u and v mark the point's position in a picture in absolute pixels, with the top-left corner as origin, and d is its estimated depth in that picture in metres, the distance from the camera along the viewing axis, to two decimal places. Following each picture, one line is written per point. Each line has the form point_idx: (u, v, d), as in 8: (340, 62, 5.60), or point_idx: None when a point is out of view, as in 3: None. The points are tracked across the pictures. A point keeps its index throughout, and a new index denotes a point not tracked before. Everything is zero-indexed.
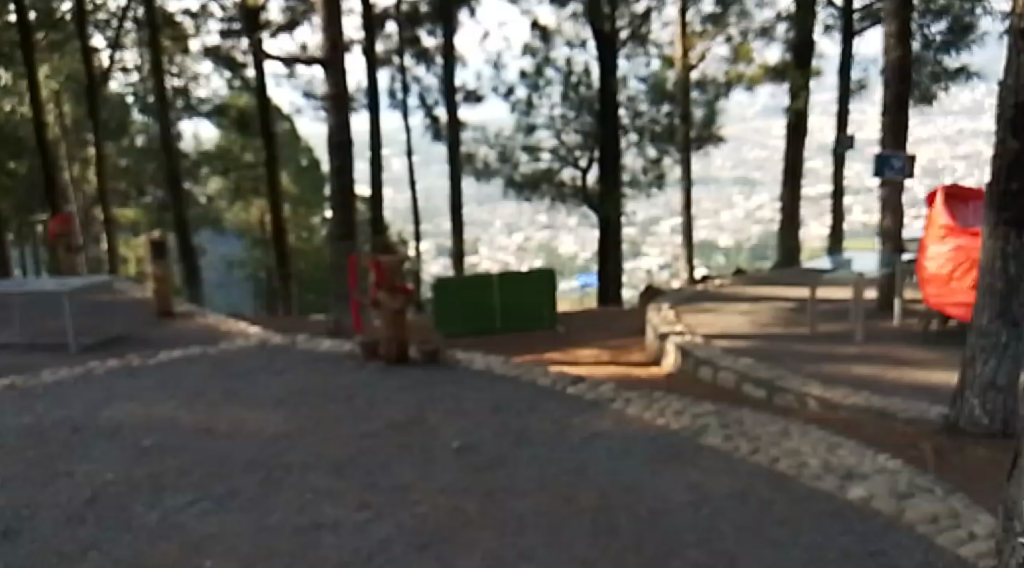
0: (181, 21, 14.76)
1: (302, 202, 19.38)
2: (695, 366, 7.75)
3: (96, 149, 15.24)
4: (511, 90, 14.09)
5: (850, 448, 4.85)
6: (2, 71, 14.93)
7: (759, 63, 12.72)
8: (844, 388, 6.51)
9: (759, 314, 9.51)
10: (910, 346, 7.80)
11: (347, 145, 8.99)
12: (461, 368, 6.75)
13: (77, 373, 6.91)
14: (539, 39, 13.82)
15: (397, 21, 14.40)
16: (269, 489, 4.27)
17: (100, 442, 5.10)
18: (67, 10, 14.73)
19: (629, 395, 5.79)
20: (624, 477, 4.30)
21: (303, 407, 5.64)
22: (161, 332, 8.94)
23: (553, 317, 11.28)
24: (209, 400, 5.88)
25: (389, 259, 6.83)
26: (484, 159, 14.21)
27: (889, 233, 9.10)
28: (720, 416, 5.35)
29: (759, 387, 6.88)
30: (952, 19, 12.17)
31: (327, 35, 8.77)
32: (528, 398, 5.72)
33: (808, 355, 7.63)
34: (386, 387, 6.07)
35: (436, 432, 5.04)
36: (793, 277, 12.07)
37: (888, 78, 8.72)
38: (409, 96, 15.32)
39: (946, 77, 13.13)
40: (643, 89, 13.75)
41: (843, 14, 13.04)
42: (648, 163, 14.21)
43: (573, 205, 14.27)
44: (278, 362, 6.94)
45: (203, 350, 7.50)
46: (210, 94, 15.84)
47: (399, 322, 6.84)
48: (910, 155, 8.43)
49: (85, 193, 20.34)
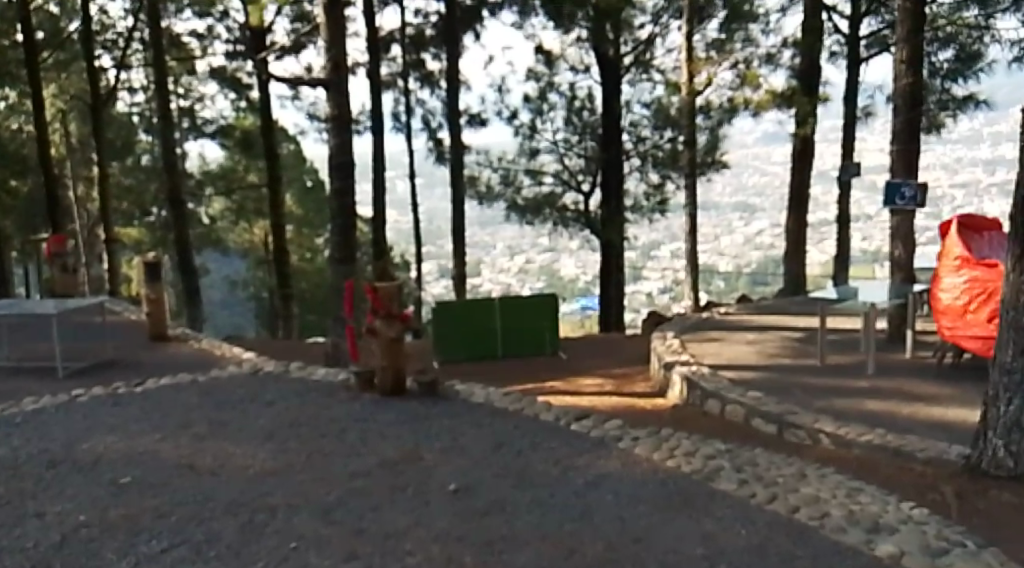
0: (188, 42, 14.55)
1: (305, 222, 19.30)
2: (701, 399, 7.44)
3: (99, 168, 14.95)
4: (514, 114, 13.71)
5: (872, 494, 4.57)
6: (9, 89, 14.73)
7: (766, 88, 12.34)
8: (858, 424, 6.23)
9: (765, 344, 9.21)
10: (922, 380, 7.54)
11: (349, 167, 8.76)
12: (458, 399, 6.48)
13: (60, 401, 6.62)
14: (543, 65, 13.54)
15: (402, 44, 14.27)
16: (251, 536, 4.00)
17: (75, 478, 4.82)
18: (75, 29, 14.55)
19: (636, 432, 5.50)
20: (633, 526, 4.03)
21: (292, 442, 5.37)
22: (152, 356, 8.65)
23: (555, 343, 10.99)
24: (193, 433, 5.60)
25: (387, 284, 6.55)
26: (486, 182, 13.50)
27: (900, 264, 8.83)
28: (732, 457, 5.08)
29: (769, 422, 6.60)
30: (960, 46, 12.00)
31: (329, 56, 8.54)
32: (529, 435, 5.45)
33: (818, 388, 7.35)
34: (382, 420, 5.80)
35: (432, 472, 4.76)
36: (799, 305, 11.80)
37: (899, 105, 8.49)
38: (412, 119, 15.09)
39: (953, 105, 12.56)
40: (647, 115, 13.48)
41: (850, 41, 12.89)
42: (650, 188, 13.73)
43: (574, 230, 13.94)
44: (269, 392, 6.65)
45: (193, 377, 7.24)
46: (215, 115, 15.71)
47: (395, 350, 6.57)
48: (922, 184, 8.21)
49: (91, 212, 20.12)
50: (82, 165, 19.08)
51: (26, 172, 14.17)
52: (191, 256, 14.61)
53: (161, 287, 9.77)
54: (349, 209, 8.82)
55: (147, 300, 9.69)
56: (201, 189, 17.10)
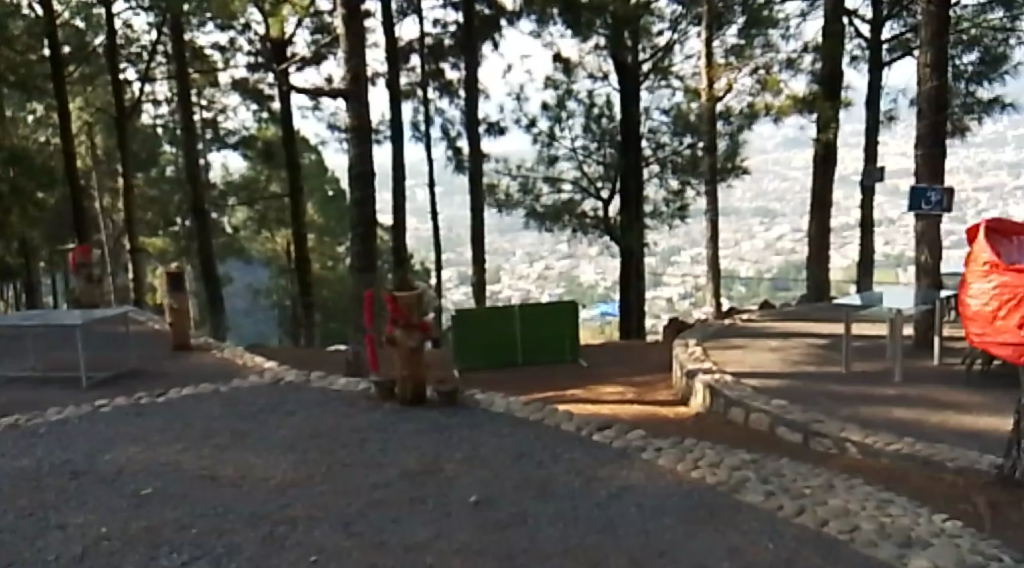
0: (210, 54, 14.56)
1: (327, 231, 19.33)
2: (725, 407, 7.34)
3: (124, 180, 14.98)
4: (532, 122, 13.62)
5: (903, 506, 4.48)
6: (36, 103, 14.81)
7: (787, 94, 11.54)
8: (886, 433, 6.13)
9: (790, 352, 9.10)
10: (951, 388, 7.42)
11: (369, 176, 8.72)
12: (480, 408, 6.42)
13: (82, 412, 6.60)
14: (562, 72, 13.45)
15: (421, 54, 14.27)
16: (272, 548, 3.95)
17: (97, 489, 4.80)
18: (100, 43, 14.61)
19: (660, 443, 5.43)
20: (658, 539, 3.95)
21: (313, 452, 5.32)
22: (175, 366, 8.64)
23: (575, 351, 10.92)
24: (214, 443, 5.56)
25: (407, 294, 6.43)
26: (506, 190, 13.42)
27: (927, 270, 8.71)
28: (758, 468, 4.99)
29: (793, 430, 6.51)
30: (984, 50, 11.85)
31: (349, 66, 8.52)
32: (552, 445, 5.38)
33: (844, 396, 7.23)
34: (402, 430, 5.75)
35: (454, 483, 4.70)
36: (823, 312, 11.68)
37: (924, 111, 8.39)
38: (432, 127, 15.08)
39: (978, 108, 12.41)
40: (666, 121, 13.52)
41: (871, 45, 12.81)
42: (670, 195, 13.74)
43: (594, 236, 13.95)
44: (290, 402, 6.62)
45: (214, 387, 7.21)
46: (237, 126, 15.69)
47: (415, 359, 6.52)
48: (948, 189, 8.09)
49: (116, 223, 20.24)
50: (107, 176, 19.18)
51: (53, 185, 14.22)
52: (214, 266, 14.61)
53: (184, 297, 9.75)
54: (369, 218, 8.78)
55: (169, 310, 9.68)
56: (224, 199, 17.17)
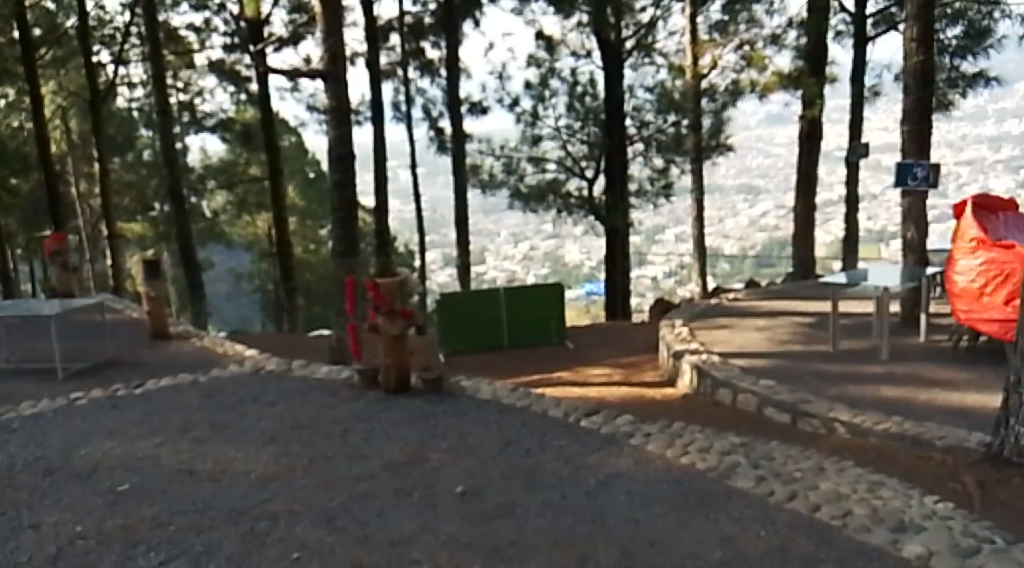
0: (185, 35, 14.38)
1: (309, 214, 19.17)
2: (712, 388, 7.28)
3: (100, 164, 14.76)
4: (516, 101, 13.57)
5: (894, 488, 4.42)
6: (7, 87, 14.60)
7: (772, 70, 11.84)
8: (875, 413, 6.08)
9: (776, 331, 9.05)
10: (939, 365, 7.38)
11: (349, 158, 8.58)
12: (464, 395, 6.34)
13: (58, 405, 6.49)
14: (544, 50, 13.38)
15: (401, 34, 14.09)
16: (252, 547, 3.88)
17: (73, 486, 4.71)
18: (73, 24, 14.40)
19: (648, 428, 5.36)
20: (647, 528, 3.90)
21: (294, 444, 5.24)
22: (154, 356, 8.52)
23: (561, 333, 10.87)
24: (194, 436, 5.47)
25: (388, 281, 6.37)
26: (489, 170, 13.43)
27: (912, 246, 8.67)
28: (748, 453, 4.93)
29: (782, 411, 6.45)
30: (968, 23, 11.67)
31: (327, 46, 8.38)
32: (538, 433, 5.31)
33: (831, 375, 7.18)
34: (386, 420, 5.66)
35: (439, 474, 4.63)
36: (808, 290, 11.61)
37: (910, 85, 8.31)
38: (413, 108, 14.89)
39: (963, 82, 12.34)
40: (650, 99, 13.28)
41: (856, 21, 12.68)
42: (655, 172, 13.56)
43: (579, 216, 13.69)
44: (272, 392, 6.52)
45: (193, 378, 7.10)
46: (215, 108, 15.53)
47: (399, 347, 6.43)
48: (935, 164, 8.04)
49: (94, 209, 20.06)
50: (83, 161, 18.98)
51: (26, 169, 13.99)
52: (194, 252, 14.43)
53: (161, 285, 9.60)
54: (349, 201, 8.64)
55: (146, 299, 9.53)
56: (202, 183, 16.94)
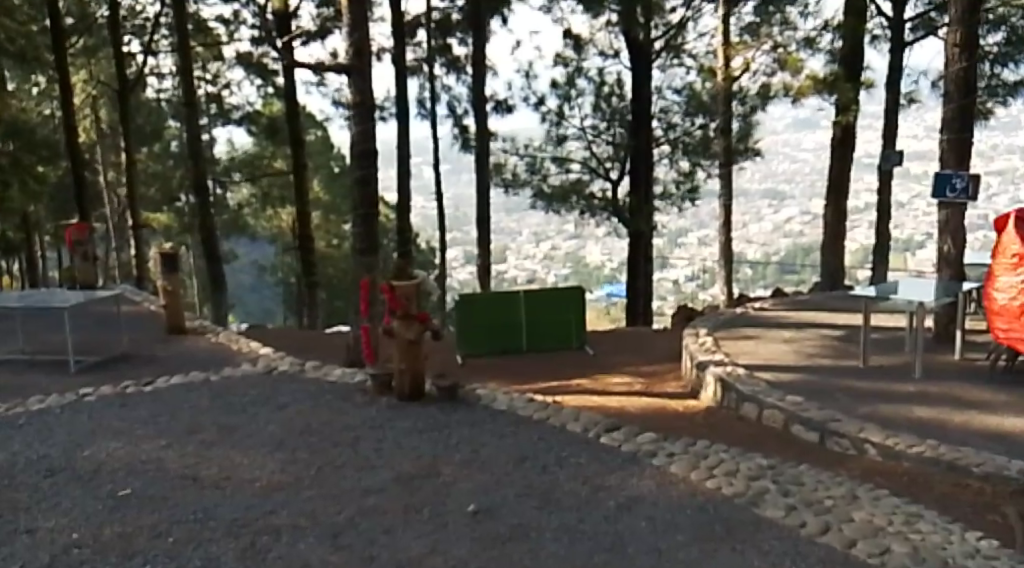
0: (214, 27, 14.27)
1: (332, 208, 19.03)
2: (737, 402, 7.01)
3: (127, 154, 14.60)
4: (541, 100, 13.25)
5: (934, 522, 4.20)
6: (39, 75, 14.53)
7: (808, 73, 11.47)
8: (908, 434, 5.80)
9: (803, 344, 8.76)
10: (975, 385, 7.09)
11: (372, 155, 8.39)
12: (479, 404, 6.13)
13: (66, 401, 6.30)
14: (572, 49, 13.10)
15: (428, 30, 13.94)
16: (252, 564, 3.70)
17: (70, 488, 4.53)
18: (104, 13, 14.27)
19: (671, 447, 5.13)
20: (671, 561, 3.69)
21: (303, 452, 5.03)
22: (168, 351, 8.35)
23: (582, 337, 10.52)
24: (201, 439, 5.28)
25: (405, 284, 6.20)
26: (513, 170, 13.03)
27: (948, 260, 8.35)
28: (776, 477, 4.71)
29: (810, 429, 6.17)
30: (1010, 28, 11.43)
31: (351, 39, 8.18)
32: (556, 448, 5.09)
33: (863, 393, 6.90)
34: (399, 429, 5.45)
35: (450, 490, 4.42)
36: (837, 301, 11.32)
37: (950, 90, 8.01)
38: (437, 105, 14.72)
39: (1003, 91, 11.96)
40: (679, 101, 13.10)
41: (893, 25, 12.37)
42: (680, 175, 13.34)
43: (602, 217, 13.38)
44: (283, 394, 6.32)
45: (205, 376, 6.91)
46: (241, 101, 15.42)
47: (414, 352, 6.21)
48: (975, 175, 7.75)
49: (120, 198, 20.01)
50: (109, 149, 18.91)
51: (54, 159, 13.86)
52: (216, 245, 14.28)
53: (179, 279, 9.41)
54: (371, 198, 8.42)
55: (163, 293, 9.33)
56: (227, 174, 16.79)
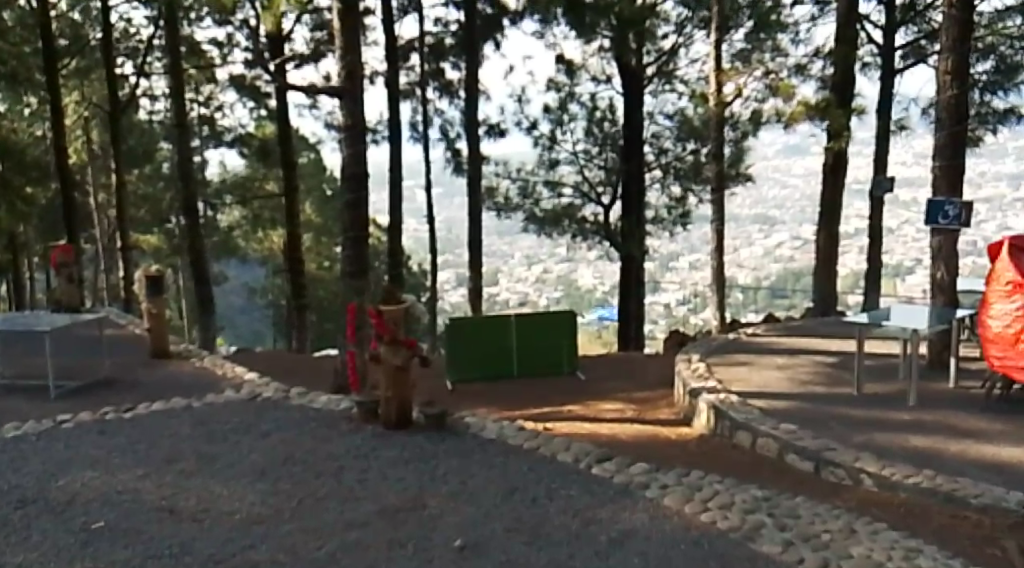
0: (208, 50, 14.19)
1: (324, 231, 18.97)
2: (731, 431, 6.88)
3: (118, 176, 14.45)
4: (534, 125, 13.20)
5: (934, 558, 4.09)
6: (30, 97, 14.42)
7: (799, 99, 11.08)
8: (904, 464, 5.69)
9: (797, 370, 8.66)
10: (971, 414, 6.99)
11: (363, 178, 8.26)
12: (467, 433, 6.00)
13: (43, 428, 6.15)
14: (564, 74, 13.00)
15: (420, 53, 13.89)
16: None
17: (43, 521, 4.38)
18: (97, 35, 14.20)
19: (664, 478, 5.01)
20: None
21: (285, 482, 4.90)
22: (153, 375, 8.20)
23: (573, 363, 10.41)
24: (180, 469, 5.14)
25: (393, 308, 6.06)
26: (505, 193, 12.98)
27: (943, 287, 8.25)
28: (771, 510, 4.60)
29: (804, 458, 6.05)
30: (999, 57, 11.30)
31: (344, 62, 8.09)
32: (546, 479, 4.96)
33: (858, 421, 6.79)
34: (385, 459, 5.31)
35: (437, 523, 4.29)
36: (830, 327, 11.24)
37: (943, 115, 7.93)
38: (430, 128, 14.64)
39: (993, 118, 11.97)
40: (670, 127, 13.07)
41: (883, 52, 12.41)
42: (672, 201, 13.31)
43: (593, 242, 13.31)
44: (266, 421, 6.18)
45: (189, 403, 6.77)
46: (233, 124, 15.32)
47: (401, 379, 6.08)
48: (968, 202, 7.68)
49: (110, 219, 19.89)
50: (100, 171, 18.81)
51: (45, 180, 13.73)
52: (205, 268, 14.15)
53: (164, 302, 9.26)
54: (362, 221, 8.31)
55: (148, 316, 9.18)
56: (219, 197, 16.69)
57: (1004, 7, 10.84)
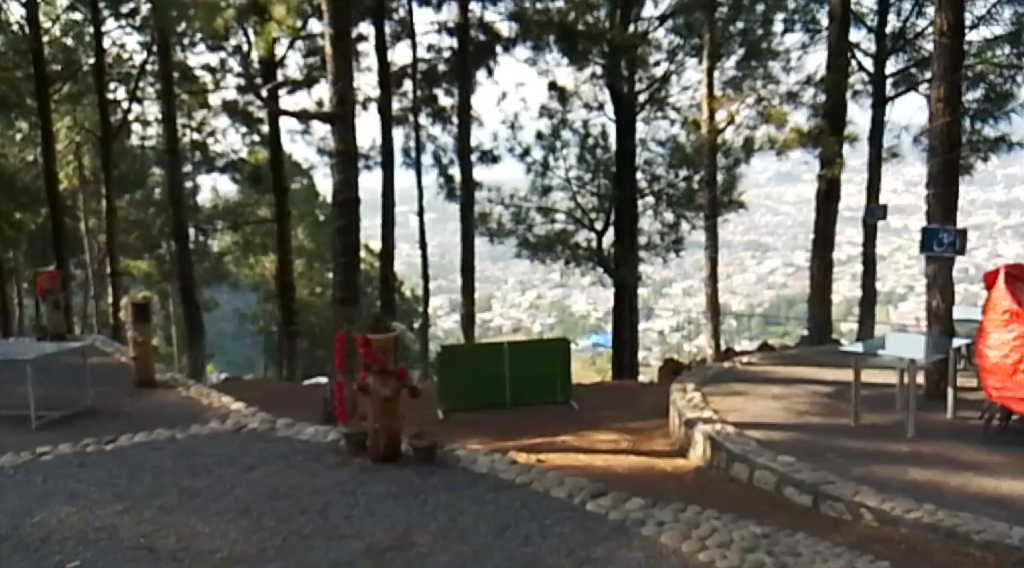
0: (201, 75, 14.10)
1: (317, 256, 18.85)
2: (728, 463, 6.74)
3: (109, 202, 14.29)
4: (526, 151, 13.16)
5: None
6: (21, 122, 14.30)
7: (793, 125, 11.18)
8: (905, 499, 5.55)
9: (793, 400, 8.52)
10: (972, 446, 6.86)
11: (353, 205, 8.13)
12: (458, 467, 5.85)
13: (21, 460, 5.98)
14: (556, 101, 12.94)
15: (413, 80, 13.83)
16: None
17: (14, 560, 4.22)
18: (89, 62, 14.11)
19: (660, 514, 4.86)
20: None
21: (269, 519, 4.74)
22: (137, 405, 8.03)
23: (567, 392, 10.26)
24: (160, 504, 4.98)
25: (382, 336, 5.91)
26: (498, 219, 12.84)
27: (939, 315, 8.15)
28: (770, 548, 4.46)
29: (803, 492, 5.91)
30: (989, 86, 11.11)
31: (336, 88, 7.99)
32: (538, 515, 4.81)
33: (857, 453, 6.65)
34: (372, 494, 5.16)
35: (425, 563, 4.14)
36: (825, 356, 11.12)
37: (935, 144, 7.83)
38: (423, 155, 14.58)
39: (984, 146, 12.05)
40: (662, 153, 13.01)
41: (874, 80, 12.40)
42: (665, 228, 13.23)
43: (586, 267, 13.15)
44: (251, 454, 6.02)
45: (172, 434, 6.60)
46: (226, 149, 15.12)
47: (390, 410, 5.93)
48: (962, 229, 7.60)
49: (100, 245, 19.74)
50: (92, 196, 18.68)
51: (36, 205, 13.59)
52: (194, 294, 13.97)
53: (149, 330, 9.09)
54: (353, 247, 8.19)
55: (133, 345, 9.01)
56: (211, 222, 16.56)
57: (993, 36, 10.72)
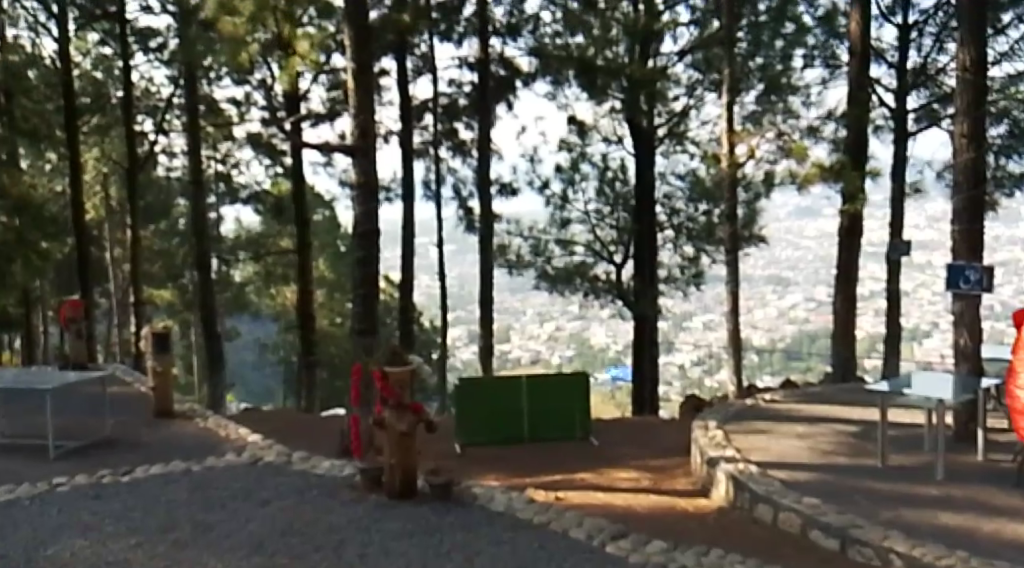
0: (226, 108, 14.15)
1: (337, 287, 18.84)
2: (751, 504, 6.58)
3: (132, 232, 14.32)
4: (546, 184, 13.10)
5: None
6: (48, 153, 14.40)
7: (813, 161, 10.79)
8: (935, 544, 5.39)
9: (817, 440, 8.34)
10: (1003, 489, 6.68)
11: (373, 236, 8.07)
12: (475, 505, 5.73)
13: (36, 491, 5.91)
14: (576, 135, 12.89)
15: (434, 113, 13.82)
16: None
17: None
18: (116, 94, 14.20)
19: (682, 558, 4.72)
20: None
21: (283, 556, 4.64)
22: (154, 436, 7.96)
23: (585, 427, 10.12)
24: (173, 539, 4.89)
25: (399, 370, 5.83)
26: (517, 251, 12.73)
27: (967, 354, 7.97)
28: None
29: (830, 535, 5.75)
30: (1012, 121, 11.02)
31: (358, 121, 7.96)
32: (557, 558, 4.69)
33: (886, 496, 6.47)
34: (388, 532, 5.05)
35: None
36: (849, 394, 10.93)
37: (961, 181, 7.68)
38: (443, 187, 14.48)
39: (1009, 181, 11.94)
40: (682, 187, 12.94)
41: (896, 116, 12.31)
42: (684, 261, 13.14)
43: (606, 300, 13.04)
44: (266, 488, 5.92)
45: (189, 466, 6.52)
46: (249, 180, 15.10)
47: (406, 445, 5.83)
48: (988, 266, 7.43)
49: (123, 274, 19.81)
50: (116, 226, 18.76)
51: (61, 234, 13.65)
52: (214, 324, 13.94)
53: (169, 359, 9.04)
54: (372, 279, 8.12)
55: (152, 374, 8.96)
56: (233, 252, 16.57)
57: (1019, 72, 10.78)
